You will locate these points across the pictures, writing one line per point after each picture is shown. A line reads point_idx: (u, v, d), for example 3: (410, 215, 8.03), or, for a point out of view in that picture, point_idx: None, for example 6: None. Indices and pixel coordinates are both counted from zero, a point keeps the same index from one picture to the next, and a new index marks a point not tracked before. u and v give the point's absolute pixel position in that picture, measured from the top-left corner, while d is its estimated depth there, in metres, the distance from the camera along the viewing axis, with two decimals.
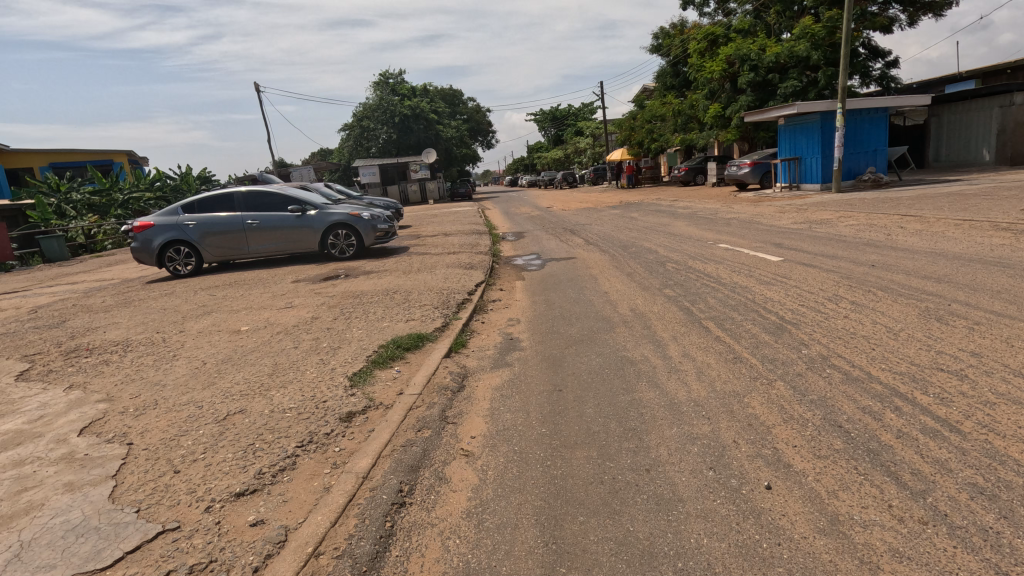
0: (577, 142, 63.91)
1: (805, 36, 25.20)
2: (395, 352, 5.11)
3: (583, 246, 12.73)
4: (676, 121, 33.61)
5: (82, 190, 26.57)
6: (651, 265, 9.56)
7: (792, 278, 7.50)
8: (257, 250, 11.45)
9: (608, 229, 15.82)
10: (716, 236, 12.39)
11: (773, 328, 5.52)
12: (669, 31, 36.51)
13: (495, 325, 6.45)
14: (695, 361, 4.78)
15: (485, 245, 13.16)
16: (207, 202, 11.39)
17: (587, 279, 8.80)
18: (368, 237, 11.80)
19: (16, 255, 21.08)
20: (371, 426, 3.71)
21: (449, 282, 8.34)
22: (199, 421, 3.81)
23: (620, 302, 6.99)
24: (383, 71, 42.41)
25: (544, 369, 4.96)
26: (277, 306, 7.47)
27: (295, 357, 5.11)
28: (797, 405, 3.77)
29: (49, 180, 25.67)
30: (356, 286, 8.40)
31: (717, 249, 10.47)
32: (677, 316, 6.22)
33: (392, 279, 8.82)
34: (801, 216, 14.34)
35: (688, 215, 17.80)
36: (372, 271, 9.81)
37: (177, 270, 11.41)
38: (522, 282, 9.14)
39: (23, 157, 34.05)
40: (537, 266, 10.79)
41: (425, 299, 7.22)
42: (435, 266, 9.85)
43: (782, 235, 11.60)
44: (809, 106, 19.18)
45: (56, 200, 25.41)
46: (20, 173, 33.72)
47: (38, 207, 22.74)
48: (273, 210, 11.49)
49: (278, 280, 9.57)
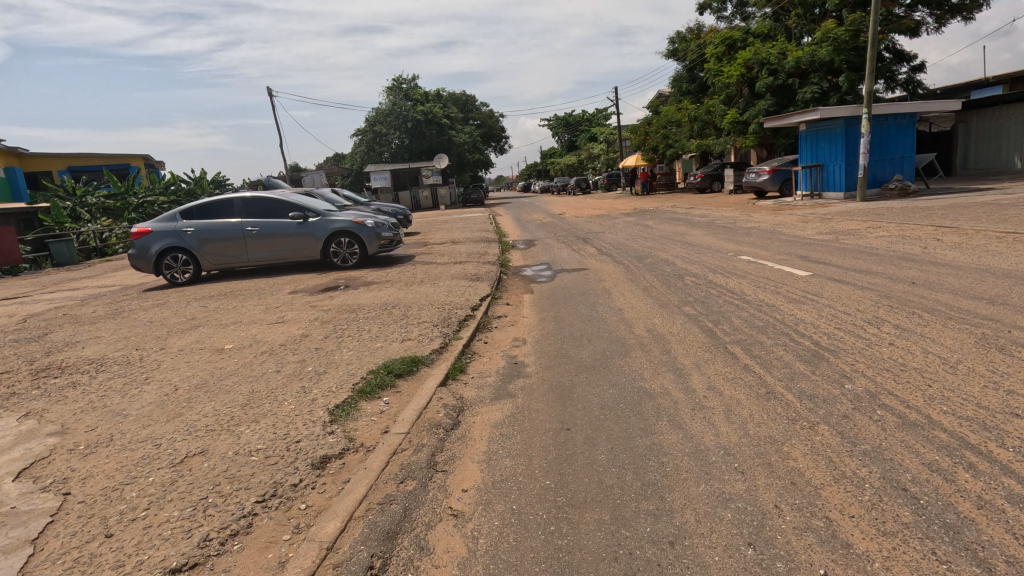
0: (591, 148, 63.44)
1: (827, 40, 24.38)
2: (385, 380, 4.59)
3: (596, 256, 12.19)
4: (692, 127, 32.96)
5: (97, 194, 26.59)
6: (668, 278, 8.98)
7: (824, 296, 6.89)
8: (256, 258, 11.08)
9: (621, 238, 15.26)
10: (737, 247, 11.79)
11: (808, 357, 4.92)
12: (685, 36, 35.98)
13: (499, 346, 5.91)
14: (722, 396, 4.21)
15: (494, 254, 12.68)
16: (206, 208, 11.04)
17: (600, 294, 8.26)
18: (372, 245, 11.35)
19: (27, 258, 21.07)
20: (346, 477, 3.19)
21: (453, 295, 7.85)
22: (151, 464, 3.32)
23: (636, 321, 6.44)
24: (396, 76, 42.20)
25: (550, 401, 4.42)
26: (269, 321, 7.02)
27: (276, 384, 4.61)
28: (849, 459, 3.17)
29: (64, 184, 25.72)
30: (354, 299, 7.93)
31: (738, 262, 9.88)
32: (700, 339, 5.65)
33: (392, 292, 8.33)
34: (827, 225, 13.69)
35: (705, 223, 17.20)
36: (373, 281, 9.36)
37: (174, 278, 11.06)
38: (531, 296, 8.62)
39: (42, 161, 34.33)
40: (547, 277, 10.26)
41: (425, 315, 6.72)
42: (439, 277, 9.35)
43: (807, 246, 10.96)
44: (832, 111, 18.54)
45: (71, 203, 25.37)
46: (39, 177, 34.00)
47: (52, 211, 22.85)
48: (273, 217, 11.11)
49: (275, 291, 9.15)
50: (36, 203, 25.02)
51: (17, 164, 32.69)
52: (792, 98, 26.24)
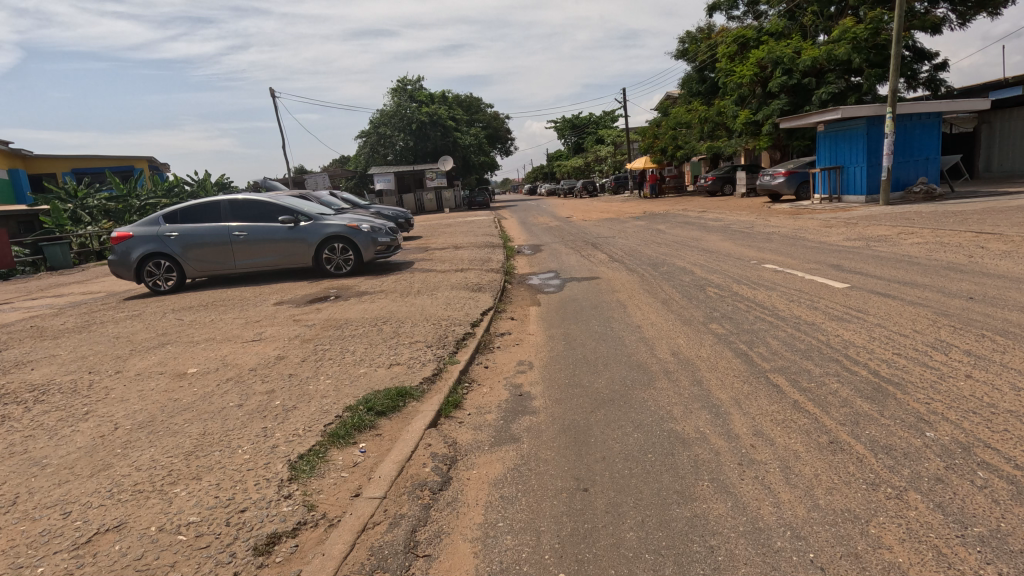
0: (598, 150, 62.72)
1: (845, 38, 23.59)
2: (363, 421, 3.83)
3: (607, 263, 11.42)
4: (703, 129, 32.13)
5: (99, 196, 25.92)
6: (688, 290, 8.19)
7: (871, 313, 6.08)
8: (244, 265, 10.38)
9: (633, 243, 14.46)
10: (758, 253, 10.99)
11: (870, 393, 4.11)
12: (696, 35, 35.27)
13: (501, 372, 5.14)
14: (775, 445, 3.41)
15: (498, 260, 11.93)
16: (192, 212, 10.37)
17: (614, 307, 7.48)
18: (368, 251, 10.62)
19: (29, 261, 20.94)
20: (295, 570, 2.43)
21: (451, 309, 7.10)
22: (48, 547, 2.56)
23: (658, 343, 5.65)
24: (402, 77, 41.55)
25: (560, 449, 3.64)
26: (245, 338, 6.27)
27: (234, 423, 3.84)
28: (965, 554, 2.38)
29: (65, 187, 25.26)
30: (343, 313, 7.20)
31: (763, 270, 9.09)
32: (735, 365, 4.87)
33: (385, 304, 7.58)
34: (853, 231, 12.86)
35: (720, 228, 16.39)
36: (367, 292, 8.64)
37: (156, 286, 10.36)
38: (537, 309, 7.86)
39: (46, 163, 33.97)
40: (556, 287, 9.51)
41: (418, 334, 5.94)
42: (438, 287, 8.59)
43: (836, 254, 10.14)
44: (854, 110, 17.70)
45: (72, 205, 24.80)
46: (43, 179, 33.62)
47: (54, 213, 22.84)
48: (263, 221, 10.41)
49: (260, 302, 8.43)
50: (36, 206, 24.67)
51: (22, 165, 32.31)
52: (807, 98, 25.38)
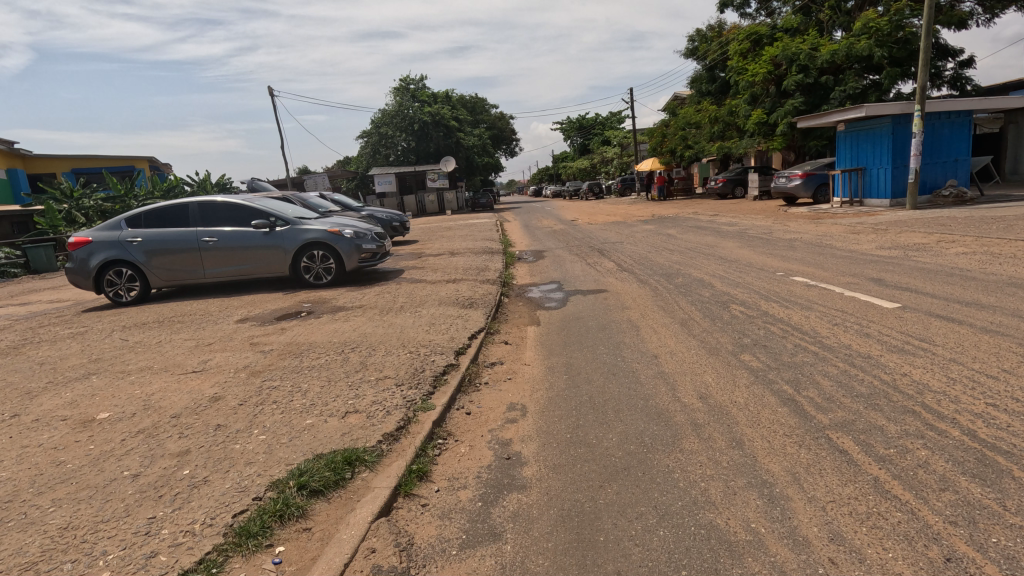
0: (604, 152, 61.67)
1: (868, 31, 22.51)
2: (289, 509, 2.82)
3: (615, 272, 10.39)
4: (713, 129, 31.07)
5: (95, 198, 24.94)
6: (709, 308, 7.14)
7: (938, 343, 5.01)
8: (214, 274, 9.42)
9: (643, 250, 13.42)
10: (783, 263, 9.92)
11: (978, 469, 3.05)
12: (706, 34, 34.33)
13: (486, 421, 4.11)
14: (868, 564, 2.38)
15: (495, 269, 10.91)
16: (158, 215, 9.43)
17: (624, 329, 6.44)
18: (351, 260, 9.63)
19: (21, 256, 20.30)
20: None
21: (436, 331, 6.08)
22: None
23: (681, 382, 4.61)
24: (405, 76, 40.59)
25: (558, 554, 2.61)
26: (187, 368, 5.25)
27: (110, 511, 2.81)
28: None
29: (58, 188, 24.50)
30: (310, 335, 6.19)
31: (793, 284, 8.03)
32: (786, 419, 3.80)
33: (360, 325, 6.54)
34: (885, 238, 11.79)
35: (736, 233, 15.33)
36: (344, 307, 7.66)
37: (118, 297, 9.40)
38: (536, 329, 6.84)
39: (46, 164, 33.38)
40: (558, 300, 8.49)
41: (389, 367, 4.89)
42: (424, 302, 7.57)
43: (873, 265, 9.07)
44: (879, 108, 16.60)
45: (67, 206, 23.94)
46: (42, 180, 33.02)
47: (47, 214, 22.29)
48: (235, 226, 9.44)
49: (223, 318, 7.46)
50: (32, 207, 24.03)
51: (21, 165, 31.72)
52: (825, 97, 24.28)
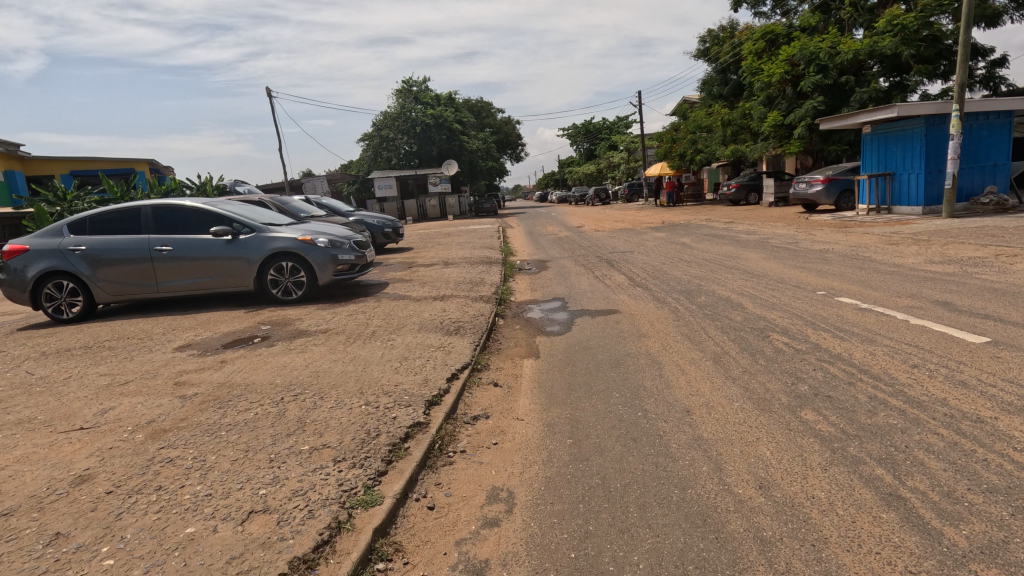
0: (611, 157, 60.61)
1: (893, 28, 21.23)
2: None
3: (627, 288, 9.14)
4: (725, 133, 29.86)
5: (90, 200, 23.75)
6: (745, 338, 5.89)
7: None
8: (169, 287, 8.23)
9: (656, 261, 12.19)
10: (820, 280, 8.67)
11: None
12: (718, 35, 33.22)
13: (453, 524, 2.87)
14: None
15: (491, 283, 9.69)
16: (106, 220, 8.27)
17: (643, 366, 5.20)
18: (324, 272, 8.42)
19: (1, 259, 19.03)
20: None
21: (408, 370, 4.84)
22: None
23: (730, 459, 3.35)
24: (406, 78, 39.59)
25: None
26: (73, 422, 4.02)
27: None
28: None
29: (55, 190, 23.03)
30: (251, 373, 4.95)
31: (843, 308, 6.78)
32: (902, 540, 2.52)
33: (317, 358, 5.31)
34: (931, 250, 10.53)
35: (757, 243, 14.05)
36: (308, 332, 6.43)
37: (59, 314, 8.21)
38: (532, 363, 5.58)
39: (45, 165, 32.50)
40: (562, 322, 7.25)
41: (332, 429, 3.65)
42: (401, 327, 6.33)
43: (931, 283, 7.79)
44: (912, 108, 15.32)
45: (60, 209, 22.64)
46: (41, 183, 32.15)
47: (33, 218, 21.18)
48: (193, 232, 8.26)
49: (162, 344, 6.27)
50: (25, 210, 22.89)
51: (19, 167, 30.92)
52: (845, 99, 23.03)
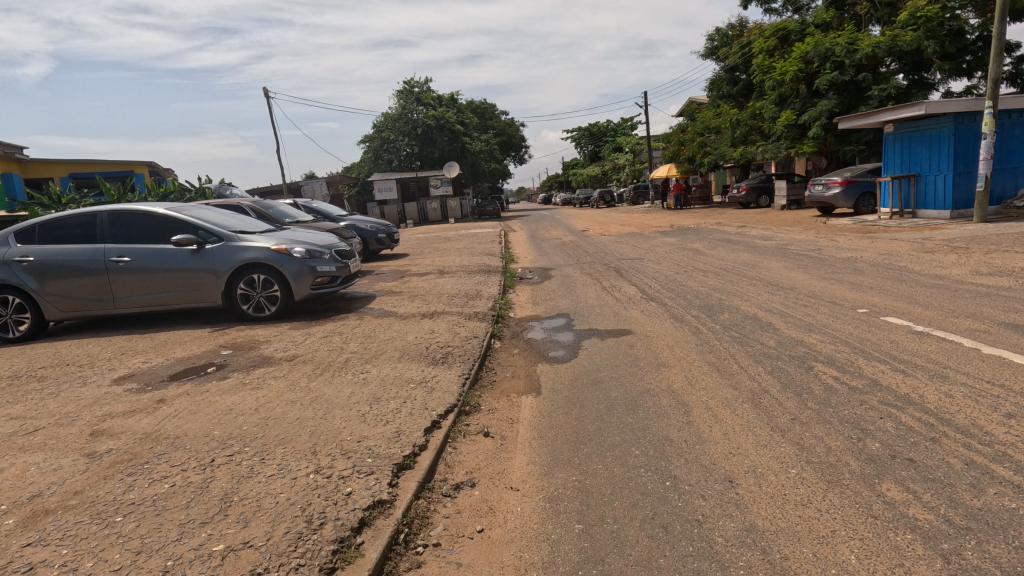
0: (615, 158, 59.64)
1: (917, 21, 20.24)
2: None
3: (638, 303, 8.22)
4: (734, 133, 28.92)
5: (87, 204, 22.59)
6: (785, 370, 4.95)
7: None
8: (128, 303, 7.36)
9: (668, 270, 11.28)
10: (856, 294, 7.73)
11: None
12: (726, 33, 32.30)
13: None
14: None
15: (488, 295, 8.78)
16: (58, 228, 7.42)
17: (665, 408, 4.27)
18: (300, 286, 7.52)
19: None
20: None
21: (378, 418, 3.91)
22: None
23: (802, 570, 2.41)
24: (408, 79, 38.78)
25: None
26: None
27: None
28: None
29: (52, 193, 21.97)
30: (188, 419, 4.03)
31: (894, 331, 5.83)
32: None
33: (275, 398, 4.40)
34: (973, 258, 9.57)
35: (776, 249, 13.12)
36: (273, 359, 5.52)
37: (4, 332, 7.34)
38: (532, 401, 4.66)
39: (44, 167, 31.51)
40: (567, 345, 6.33)
41: (263, 514, 2.75)
42: (379, 355, 5.43)
43: (989, 299, 6.82)
44: (941, 105, 14.33)
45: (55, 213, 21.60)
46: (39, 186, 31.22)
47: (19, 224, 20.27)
48: (154, 241, 7.39)
49: (101, 373, 5.38)
50: (16, 214, 21.93)
51: (17, 170, 30.04)
52: (862, 97, 22.07)
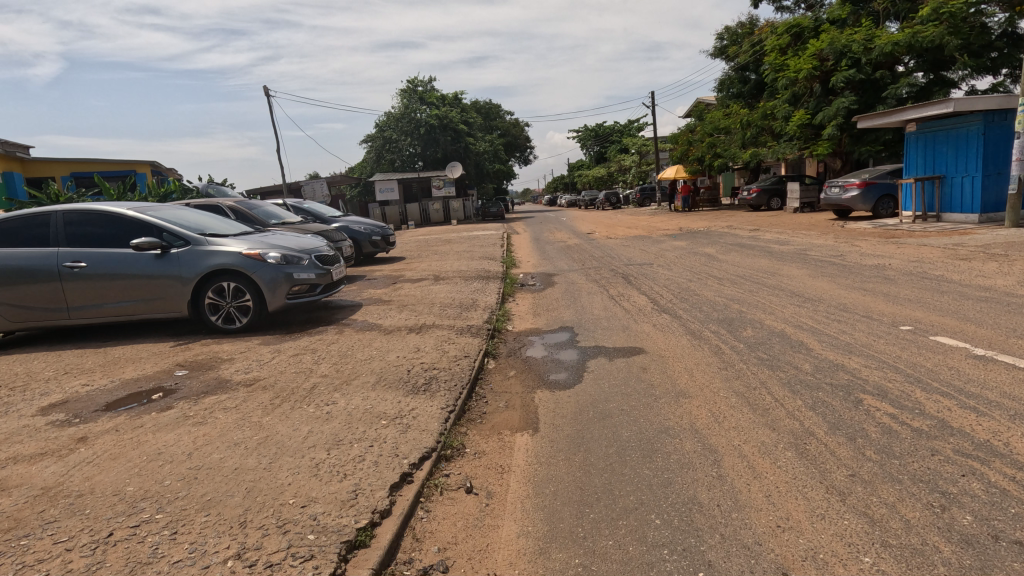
0: (622, 159, 58.82)
1: (939, 17, 19.36)
2: None
3: (650, 314, 7.43)
4: (745, 133, 28.09)
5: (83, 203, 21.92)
6: (831, 405, 4.14)
7: None
8: (83, 312, 6.65)
9: (679, 276, 10.50)
10: (893, 307, 6.93)
11: None
12: (736, 31, 31.46)
13: None
14: None
15: (485, 306, 8.01)
16: (8, 228, 6.72)
17: (689, 456, 3.49)
18: (275, 295, 6.79)
19: None
20: None
21: (333, 471, 3.14)
22: None
23: None
24: (411, 77, 38.08)
25: None
26: None
27: None
28: None
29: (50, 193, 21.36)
30: (103, 467, 3.28)
31: (951, 355, 5.01)
32: None
33: (216, 437, 3.65)
34: (1016, 266, 8.76)
35: (794, 255, 12.30)
36: (230, 383, 4.77)
37: None
38: (528, 441, 3.88)
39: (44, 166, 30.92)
40: (570, 365, 5.55)
41: None
42: (352, 380, 4.68)
43: None
44: (972, 102, 13.31)
45: None
46: (40, 185, 30.72)
47: None
48: (115, 244, 6.67)
49: (30, 399, 4.65)
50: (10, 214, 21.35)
51: (18, 168, 29.49)
52: (880, 96, 21.20)
